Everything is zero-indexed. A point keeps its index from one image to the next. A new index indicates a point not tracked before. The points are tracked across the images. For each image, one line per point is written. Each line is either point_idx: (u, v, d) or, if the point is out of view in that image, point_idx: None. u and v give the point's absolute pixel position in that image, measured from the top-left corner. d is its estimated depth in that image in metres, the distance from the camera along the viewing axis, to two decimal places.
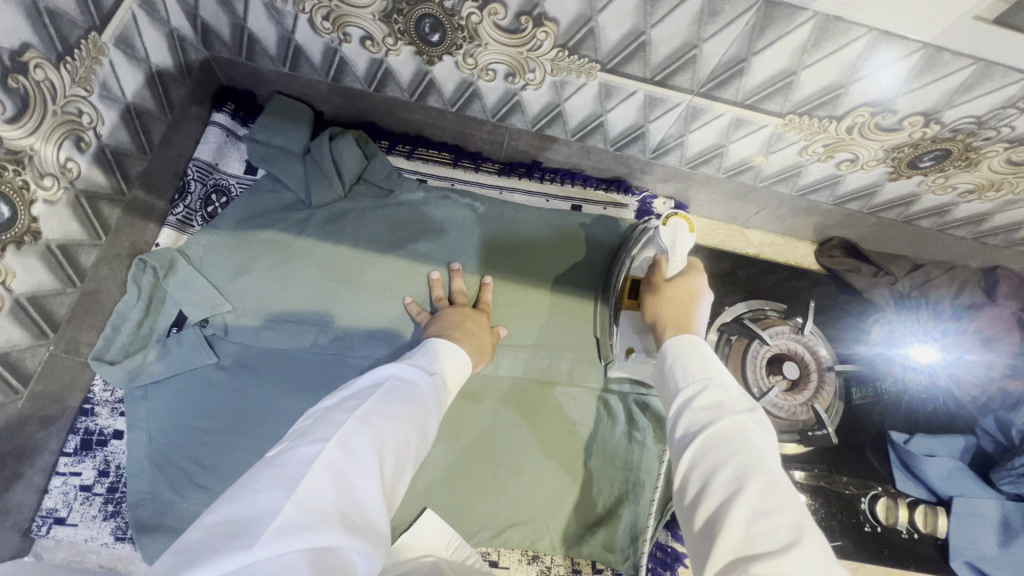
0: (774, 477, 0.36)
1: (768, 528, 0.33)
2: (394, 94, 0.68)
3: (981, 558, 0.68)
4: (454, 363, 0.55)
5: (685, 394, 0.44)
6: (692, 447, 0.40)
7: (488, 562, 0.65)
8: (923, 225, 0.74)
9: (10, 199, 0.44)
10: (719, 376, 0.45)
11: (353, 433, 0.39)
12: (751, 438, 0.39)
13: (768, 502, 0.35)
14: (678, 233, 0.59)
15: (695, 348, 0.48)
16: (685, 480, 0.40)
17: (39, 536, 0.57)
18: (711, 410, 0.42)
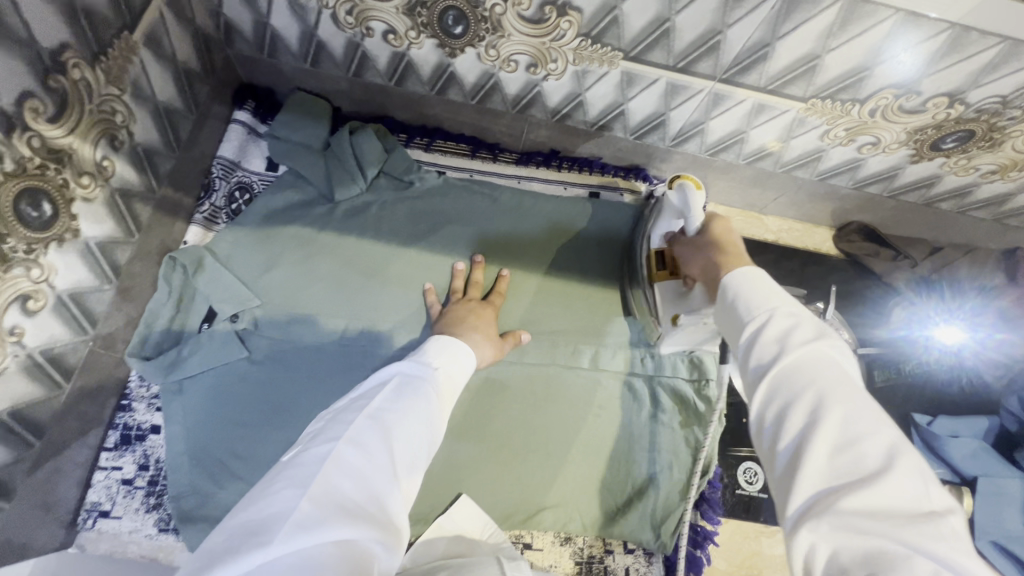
0: (860, 403, 0.33)
1: (859, 457, 0.30)
2: (414, 87, 0.69)
3: (1006, 537, 0.67)
4: (461, 360, 0.55)
5: (752, 326, 0.38)
6: (763, 385, 0.35)
7: (522, 545, 0.66)
8: (943, 207, 0.74)
9: (53, 198, 0.45)
10: (784, 301, 0.39)
11: (363, 434, 0.39)
12: (830, 368, 0.34)
13: (853, 430, 0.32)
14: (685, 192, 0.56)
15: (757, 279, 0.41)
16: (758, 417, 0.36)
17: (83, 529, 0.57)
18: (781, 342, 0.36)
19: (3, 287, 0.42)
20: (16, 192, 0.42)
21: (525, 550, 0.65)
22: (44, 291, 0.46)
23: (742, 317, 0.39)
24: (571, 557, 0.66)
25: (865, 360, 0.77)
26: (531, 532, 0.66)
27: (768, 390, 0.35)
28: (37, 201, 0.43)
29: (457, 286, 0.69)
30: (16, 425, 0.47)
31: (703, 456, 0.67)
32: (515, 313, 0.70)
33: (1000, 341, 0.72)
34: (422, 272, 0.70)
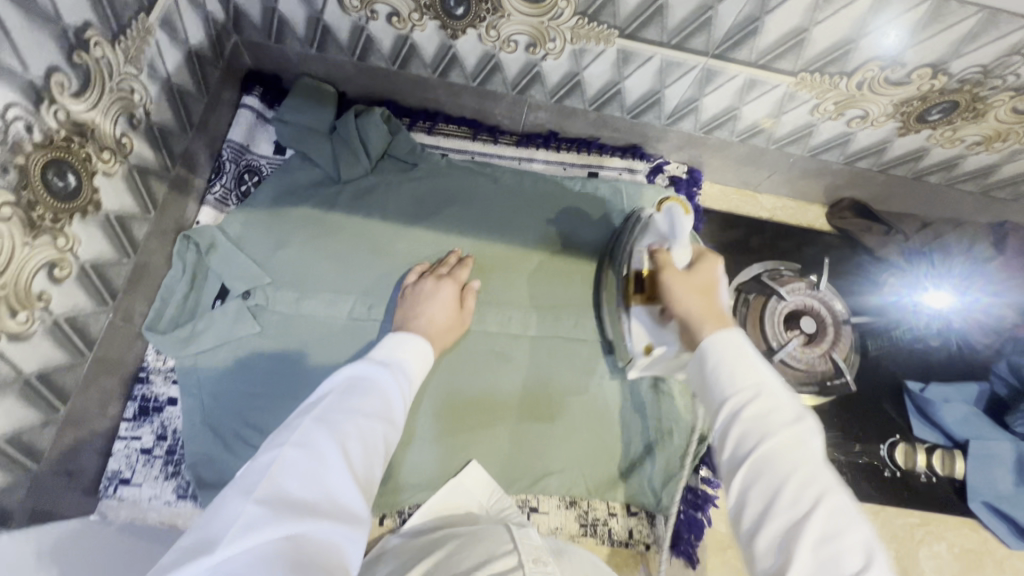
0: (839, 496, 0.36)
1: (838, 553, 0.34)
2: (417, 70, 0.71)
3: (997, 497, 0.70)
4: (421, 356, 0.55)
5: (732, 402, 0.40)
6: (747, 463, 0.37)
7: (528, 509, 0.67)
8: (932, 181, 0.76)
9: (77, 170, 0.47)
10: (769, 377, 0.41)
11: (310, 434, 0.40)
12: (809, 448, 0.37)
13: (835, 523, 0.35)
14: (674, 216, 0.57)
15: (740, 345, 0.43)
16: (738, 491, 0.38)
17: (105, 496, 0.60)
18: (766, 420, 0.38)
19: (33, 253, 0.44)
20: (45, 162, 0.44)
21: (531, 513, 0.68)
22: (68, 260, 0.48)
23: (726, 388, 0.41)
24: (575, 520, 0.68)
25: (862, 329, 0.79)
26: (536, 497, 0.68)
27: (750, 470, 0.37)
28: (63, 171, 0.46)
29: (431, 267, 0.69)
30: (44, 389, 0.49)
31: None
32: (518, 286, 0.72)
33: (988, 304, 0.76)
34: (427, 250, 0.73)
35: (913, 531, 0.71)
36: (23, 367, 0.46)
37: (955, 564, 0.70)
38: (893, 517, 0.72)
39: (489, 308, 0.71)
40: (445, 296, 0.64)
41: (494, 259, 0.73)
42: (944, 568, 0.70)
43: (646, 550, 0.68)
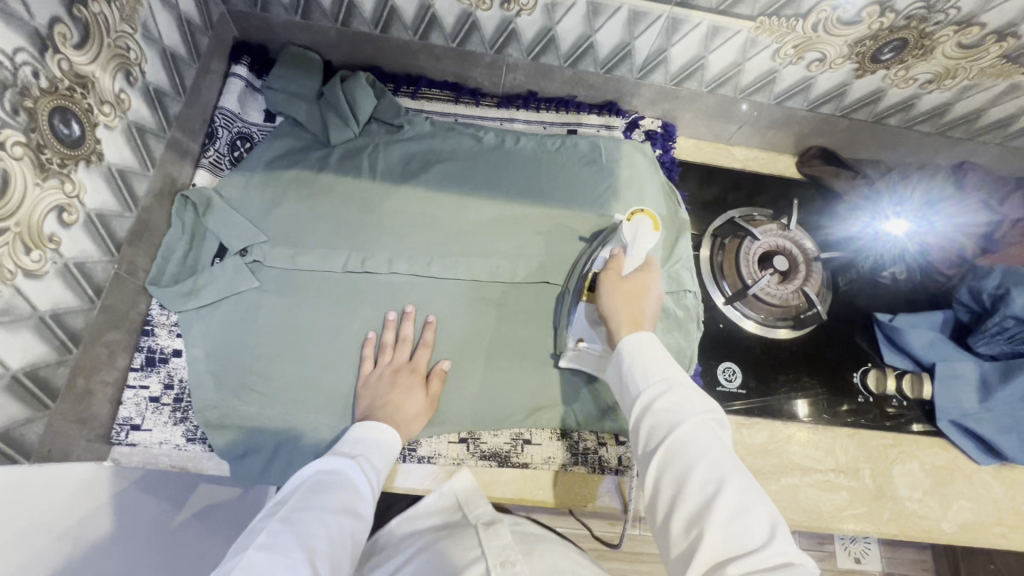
0: (740, 474, 0.45)
1: (746, 521, 0.42)
2: (399, 34, 0.74)
3: (963, 415, 0.75)
4: (387, 439, 0.61)
5: (649, 393, 0.51)
6: (662, 452, 0.47)
7: (522, 441, 0.70)
8: (892, 122, 0.81)
9: (81, 120, 0.50)
10: (675, 377, 0.52)
11: (276, 534, 0.47)
12: (714, 441, 0.47)
13: (742, 498, 0.43)
14: (640, 229, 0.65)
15: (646, 342, 0.56)
16: (657, 481, 0.47)
17: (118, 442, 0.62)
18: (675, 412, 0.49)
19: (43, 194, 0.47)
20: (50, 108, 0.47)
21: (525, 445, 0.70)
22: (76, 206, 0.51)
23: (642, 385, 0.52)
24: (568, 450, 0.71)
25: (830, 266, 0.84)
26: (529, 429, 0.71)
27: (666, 454, 0.47)
28: (67, 119, 0.49)
29: (384, 341, 0.68)
30: (57, 329, 0.51)
31: (686, 355, 0.73)
32: (505, 236, 0.75)
33: (947, 229, 0.81)
34: (416, 206, 0.75)
35: (886, 451, 0.75)
36: (38, 303, 0.49)
37: (926, 480, 0.74)
38: (870, 438, 0.76)
39: (478, 258, 0.73)
40: (420, 415, 0.65)
41: (478, 211, 0.76)
42: (917, 484, 0.74)
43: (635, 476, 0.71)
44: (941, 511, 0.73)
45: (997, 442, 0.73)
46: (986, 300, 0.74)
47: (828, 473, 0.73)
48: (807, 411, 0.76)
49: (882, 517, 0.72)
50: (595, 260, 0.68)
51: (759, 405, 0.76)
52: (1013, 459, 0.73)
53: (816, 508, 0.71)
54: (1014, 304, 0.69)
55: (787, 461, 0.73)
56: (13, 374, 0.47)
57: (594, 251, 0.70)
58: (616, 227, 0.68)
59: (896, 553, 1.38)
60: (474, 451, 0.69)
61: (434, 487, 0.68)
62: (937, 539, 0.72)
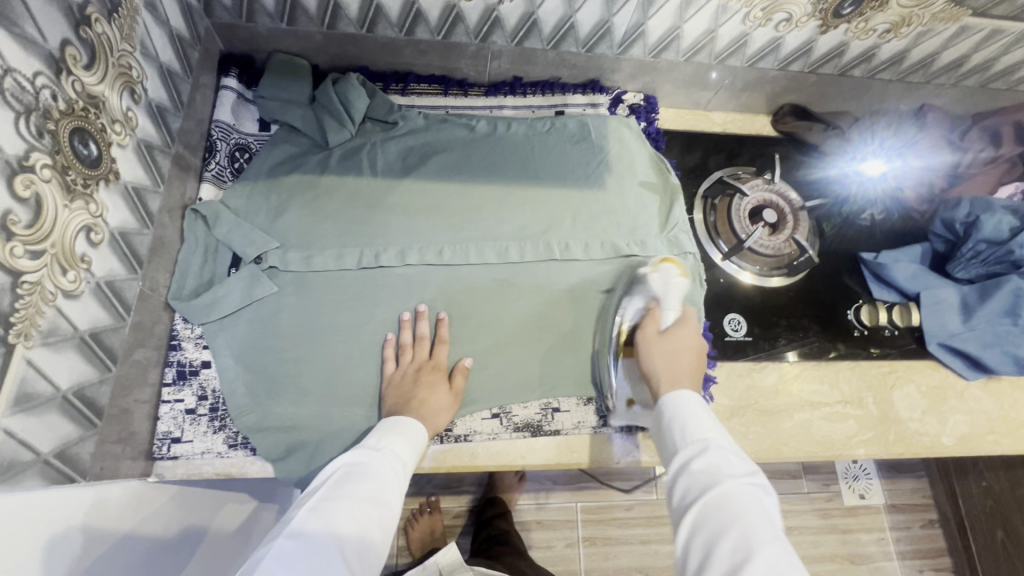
0: (776, 549, 0.46)
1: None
2: (385, 32, 0.76)
3: (950, 336, 0.81)
4: (412, 435, 0.62)
5: (686, 453, 0.55)
6: (696, 510, 0.50)
7: (551, 410, 0.73)
8: (856, 73, 0.87)
9: (97, 141, 0.51)
10: (715, 436, 0.55)
11: (303, 524, 0.50)
12: (749, 509, 0.48)
13: (772, 574, 0.44)
14: (667, 276, 0.69)
15: (692, 403, 0.59)
16: (688, 541, 0.50)
17: (159, 457, 0.64)
18: (711, 474, 0.52)
19: (72, 215, 0.48)
20: (70, 129, 0.48)
21: (555, 413, 0.73)
22: (100, 225, 0.52)
23: (680, 442, 0.56)
24: (595, 413, 0.74)
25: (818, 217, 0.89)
26: (557, 397, 0.73)
27: (700, 516, 0.49)
28: (85, 140, 0.50)
29: (402, 342, 0.70)
30: (97, 346, 0.53)
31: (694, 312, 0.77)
32: (510, 217, 0.77)
33: (915, 169, 0.88)
34: (420, 198, 0.77)
35: (885, 378, 0.81)
36: (78, 323, 0.50)
37: (923, 400, 0.80)
38: (867, 368, 0.82)
39: (486, 243, 0.75)
40: (447, 411, 0.67)
41: (481, 196, 0.78)
42: (915, 405, 0.80)
43: None
44: (940, 427, 0.79)
45: (982, 357, 0.79)
46: (959, 229, 0.81)
47: (835, 405, 0.79)
48: (796, 358, 0.81)
49: (888, 439, 0.77)
50: (627, 310, 0.71)
51: (765, 350, 0.81)
52: (997, 371, 0.79)
53: (829, 438, 0.76)
54: (985, 229, 0.77)
55: (798, 398, 0.78)
56: (62, 394, 0.49)
57: (626, 299, 0.71)
58: (644, 277, 0.71)
59: (897, 483, 1.46)
60: (507, 424, 0.72)
61: (471, 461, 0.71)
62: (939, 453, 0.78)
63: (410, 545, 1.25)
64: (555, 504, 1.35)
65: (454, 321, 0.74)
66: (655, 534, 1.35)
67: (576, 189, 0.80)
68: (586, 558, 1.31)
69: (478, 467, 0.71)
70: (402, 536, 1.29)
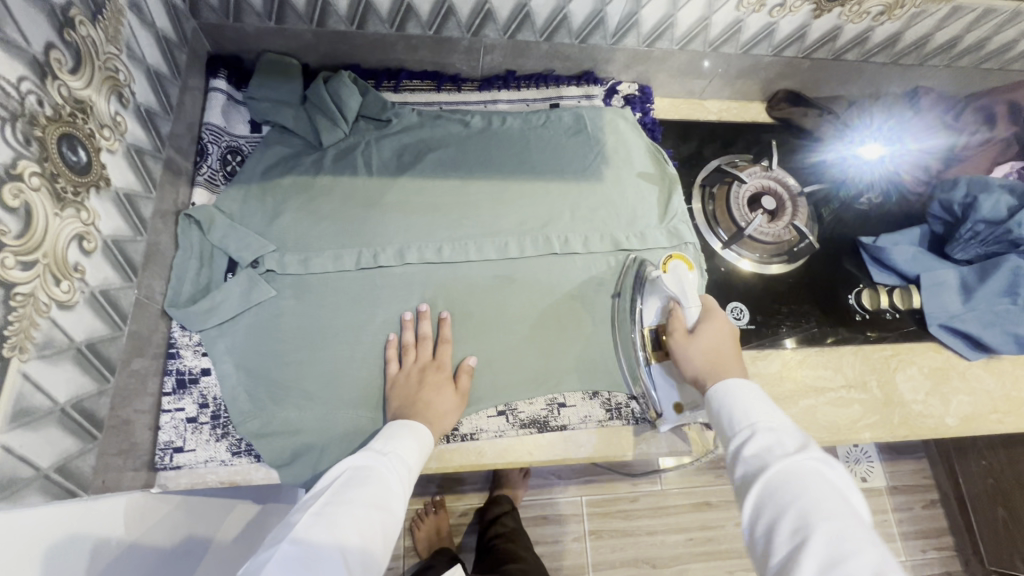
0: (843, 519, 0.44)
1: (848, 565, 0.41)
2: (376, 28, 0.75)
3: (950, 317, 0.81)
4: (419, 439, 0.62)
5: (739, 437, 0.54)
6: (754, 489, 0.49)
7: (557, 405, 0.73)
8: (850, 57, 0.87)
9: (86, 147, 0.50)
10: (764, 418, 0.55)
11: (308, 528, 0.50)
12: (809, 482, 0.47)
13: (839, 543, 0.42)
14: (679, 274, 0.70)
15: (744, 388, 0.59)
16: (753, 521, 0.48)
17: (162, 468, 0.62)
18: (764, 454, 0.51)
19: (63, 224, 0.47)
20: (58, 135, 0.47)
21: (561, 408, 0.73)
22: (93, 233, 0.51)
23: (732, 429, 0.55)
24: (602, 407, 0.73)
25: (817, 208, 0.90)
26: (563, 393, 0.73)
27: (761, 495, 0.48)
28: (74, 146, 0.49)
29: (405, 342, 0.69)
30: (94, 357, 0.52)
31: None
32: (508, 213, 0.76)
33: (913, 151, 0.87)
34: (417, 196, 0.76)
35: (888, 361, 0.81)
36: (73, 335, 0.49)
37: (926, 382, 0.80)
38: (870, 353, 0.82)
39: (485, 239, 0.75)
40: (453, 412, 0.67)
41: (479, 193, 0.77)
42: (919, 387, 0.80)
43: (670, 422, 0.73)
44: (943, 408, 0.79)
45: (983, 337, 0.79)
46: (957, 210, 0.81)
47: (840, 390, 0.79)
48: (796, 345, 0.81)
49: (893, 421, 0.78)
50: (645, 313, 0.73)
51: (767, 337, 0.81)
52: (998, 350, 0.79)
53: (835, 423, 0.77)
54: (983, 209, 0.77)
55: (802, 384, 0.78)
56: (61, 408, 0.48)
57: (641, 301, 0.74)
58: (655, 279, 0.72)
59: (898, 465, 1.47)
60: (513, 421, 0.71)
61: (478, 460, 0.71)
62: (943, 434, 0.78)
63: (417, 545, 1.24)
64: (560, 499, 1.34)
65: (456, 320, 0.73)
66: (660, 525, 1.35)
67: (573, 182, 0.79)
68: (593, 552, 1.31)
69: (485, 466, 0.71)
70: (408, 537, 1.28)
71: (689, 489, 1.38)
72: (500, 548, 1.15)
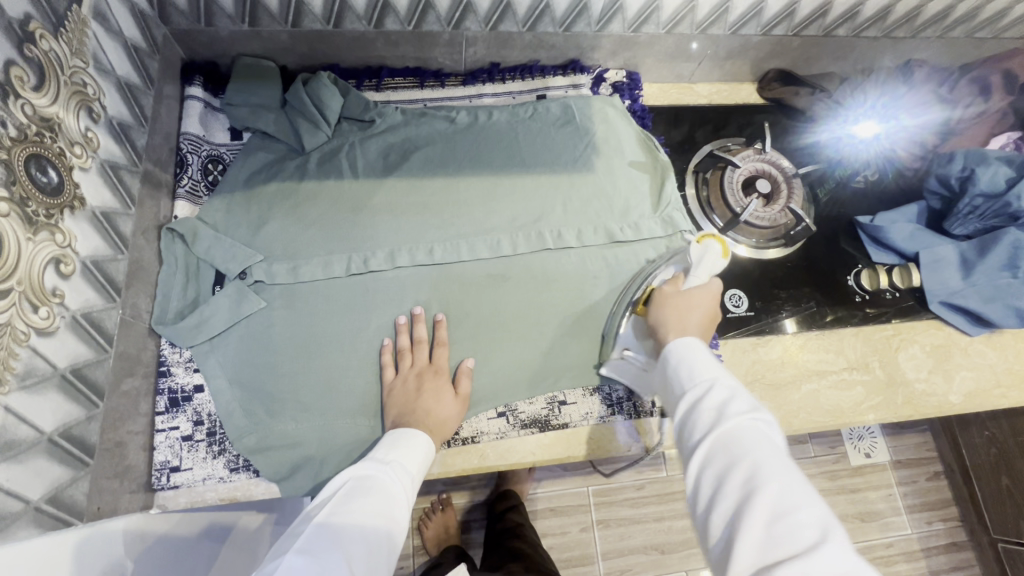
0: (788, 477, 0.44)
1: (789, 525, 0.41)
2: (353, 26, 0.72)
3: (951, 294, 0.80)
4: (419, 447, 0.61)
5: (692, 395, 0.53)
6: (704, 447, 0.49)
7: (557, 403, 0.72)
8: (841, 33, 0.85)
9: (56, 166, 0.49)
10: (720, 376, 0.54)
11: (312, 539, 0.48)
12: (757, 440, 0.47)
13: (785, 500, 0.43)
14: (709, 250, 0.70)
15: (696, 348, 0.58)
16: (699, 476, 0.48)
17: (160, 488, 0.62)
18: (719, 411, 0.50)
19: (37, 248, 0.46)
20: (25, 156, 0.45)
21: (562, 406, 0.72)
22: (70, 255, 0.50)
23: (685, 386, 0.55)
24: (603, 403, 0.73)
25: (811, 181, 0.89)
26: (562, 390, 0.72)
27: (708, 452, 0.48)
28: (43, 166, 0.47)
29: (400, 347, 0.68)
30: (80, 383, 0.51)
31: None
32: (498, 210, 0.75)
33: (907, 127, 0.86)
34: (405, 197, 0.74)
35: (889, 341, 0.80)
36: (56, 362, 0.48)
37: (929, 360, 0.80)
38: (871, 334, 0.81)
39: (477, 237, 0.73)
40: (455, 416, 0.66)
41: (468, 190, 0.75)
42: (921, 366, 0.79)
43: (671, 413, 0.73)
44: (946, 385, 0.79)
45: (985, 313, 0.79)
46: (954, 185, 0.79)
47: (842, 373, 0.78)
48: (797, 328, 0.80)
49: (896, 402, 0.77)
50: (658, 274, 0.71)
51: (767, 322, 0.80)
52: (1000, 325, 0.79)
53: (838, 407, 0.76)
54: (981, 182, 0.75)
55: (804, 369, 0.78)
56: (48, 437, 0.47)
57: (659, 266, 0.72)
58: (684, 248, 0.72)
59: (902, 440, 1.48)
60: (514, 422, 0.71)
61: (481, 463, 0.69)
62: (947, 411, 0.78)
63: (426, 543, 1.24)
64: (566, 490, 1.35)
65: (451, 322, 0.72)
66: (668, 510, 1.35)
67: (565, 175, 0.77)
68: (602, 541, 1.32)
69: (489, 468, 0.70)
70: (416, 536, 1.28)
71: None
72: (507, 542, 1.15)
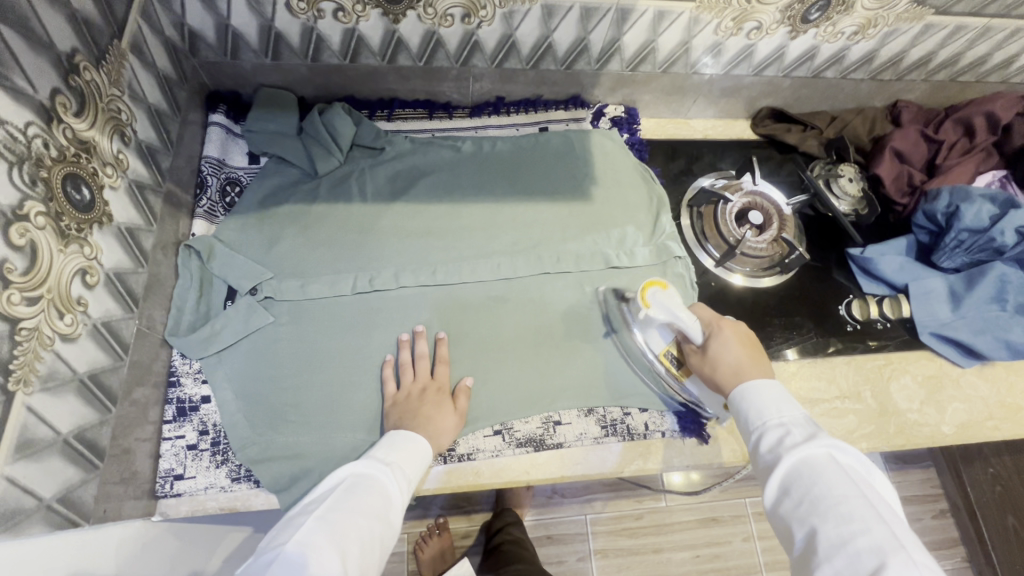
0: (849, 504, 0.47)
1: (851, 555, 0.44)
2: (368, 61, 0.77)
3: (941, 325, 0.82)
4: (418, 451, 0.62)
5: (755, 436, 0.56)
6: (771, 486, 0.52)
7: (552, 423, 0.73)
8: (829, 75, 0.89)
9: (89, 185, 0.54)
10: (777, 413, 0.57)
11: (310, 533, 0.50)
12: (817, 471, 0.50)
13: (847, 528, 0.45)
14: (665, 301, 0.65)
15: (763, 386, 0.60)
16: (774, 511, 0.52)
17: (162, 496, 0.63)
18: (778, 448, 0.53)
19: (67, 259, 0.50)
20: (62, 175, 0.50)
21: (556, 426, 0.73)
22: (95, 267, 0.54)
23: (748, 427, 0.58)
24: (597, 424, 0.73)
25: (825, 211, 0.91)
26: (557, 410, 0.73)
27: (777, 491, 0.51)
28: (78, 185, 0.52)
29: (402, 361, 0.70)
30: (95, 388, 0.55)
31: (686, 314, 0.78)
32: (498, 236, 0.78)
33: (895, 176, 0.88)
34: (410, 221, 0.78)
35: (881, 370, 0.82)
36: (76, 366, 0.52)
37: (921, 390, 0.81)
38: (863, 361, 0.82)
39: (479, 260, 0.76)
40: (453, 430, 0.67)
41: (470, 214, 0.79)
42: (913, 396, 0.80)
43: (663, 437, 0.74)
44: (939, 416, 0.79)
45: (974, 344, 0.80)
46: (940, 219, 0.82)
47: (835, 401, 0.79)
48: (797, 356, 0.81)
49: (889, 431, 0.78)
50: (653, 342, 0.70)
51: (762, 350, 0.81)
52: (990, 357, 0.80)
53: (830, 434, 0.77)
54: (966, 218, 0.78)
55: (797, 396, 0.79)
56: (63, 437, 0.51)
57: (642, 335, 0.71)
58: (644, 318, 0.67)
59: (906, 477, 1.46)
60: (509, 440, 0.72)
61: (474, 480, 0.71)
62: (940, 442, 0.78)
63: (422, 568, 1.23)
64: (563, 517, 1.34)
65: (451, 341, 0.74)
66: (667, 542, 1.34)
67: (563, 202, 0.81)
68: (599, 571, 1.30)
69: (483, 486, 0.71)
70: (412, 560, 1.27)
71: (695, 505, 1.37)
72: (506, 548, 1.15)
